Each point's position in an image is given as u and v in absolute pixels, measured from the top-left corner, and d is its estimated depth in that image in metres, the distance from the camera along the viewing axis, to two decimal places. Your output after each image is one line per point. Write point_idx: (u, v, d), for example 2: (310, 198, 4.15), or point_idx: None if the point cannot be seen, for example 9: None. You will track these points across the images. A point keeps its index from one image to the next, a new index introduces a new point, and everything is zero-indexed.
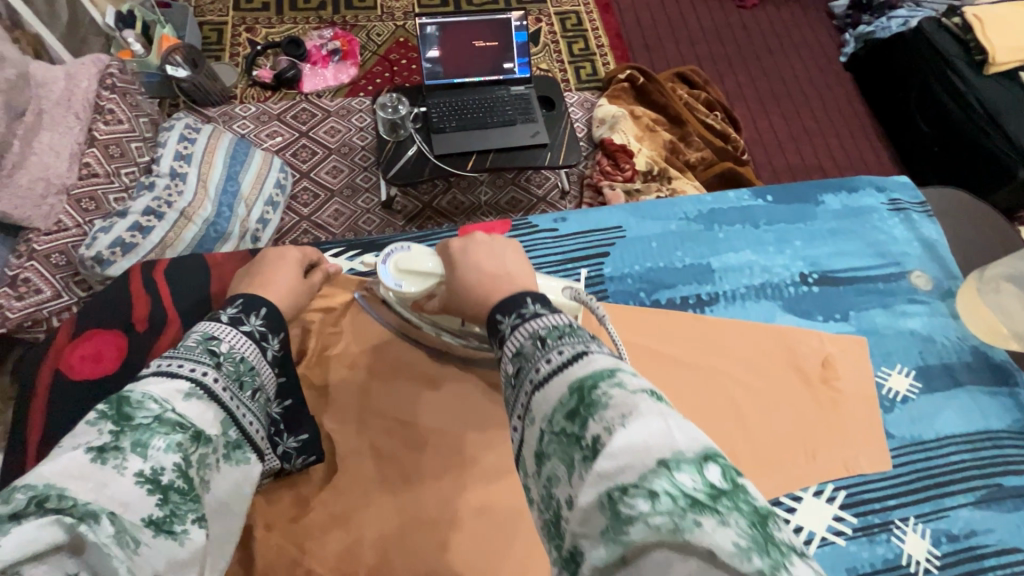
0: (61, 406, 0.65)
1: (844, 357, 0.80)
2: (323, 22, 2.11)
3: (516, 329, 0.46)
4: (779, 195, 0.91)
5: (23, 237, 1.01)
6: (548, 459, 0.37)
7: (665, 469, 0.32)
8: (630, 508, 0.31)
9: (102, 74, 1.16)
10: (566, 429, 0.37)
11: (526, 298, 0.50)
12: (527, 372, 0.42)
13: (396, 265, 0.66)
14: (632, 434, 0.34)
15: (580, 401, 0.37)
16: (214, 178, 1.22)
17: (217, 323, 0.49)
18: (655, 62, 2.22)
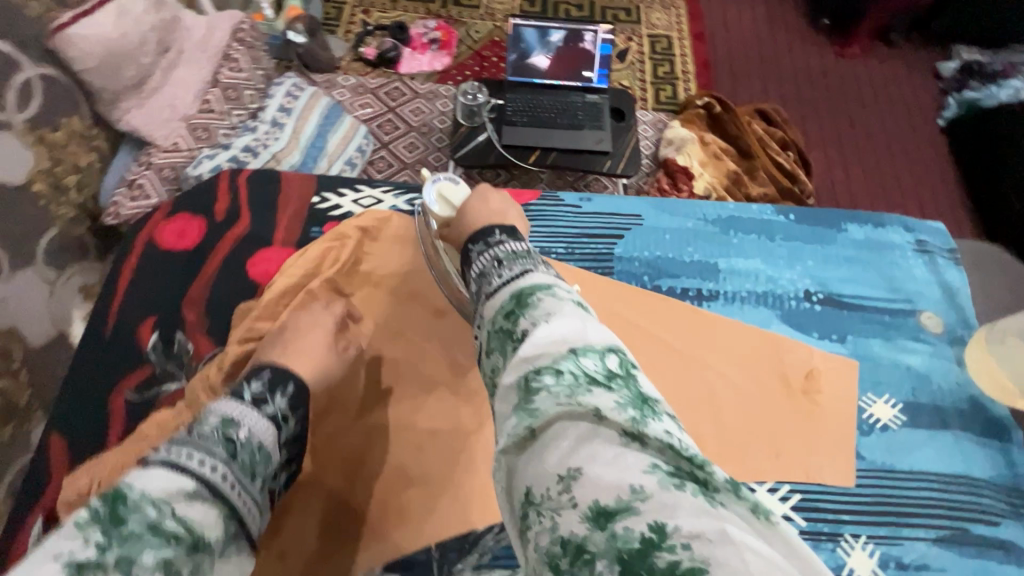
0: (152, 266, 0.83)
1: (830, 374, 0.82)
2: (430, 14, 2.31)
3: (481, 253, 0.61)
4: (802, 216, 0.95)
5: (145, 152, 1.20)
6: (491, 353, 0.50)
7: (571, 354, 0.44)
8: (539, 382, 0.42)
9: (235, 29, 1.38)
10: (507, 325, 0.50)
11: (494, 231, 0.65)
12: (485, 285, 0.57)
13: (439, 190, 0.78)
14: (552, 327, 0.46)
15: (519, 306, 0.51)
16: (306, 131, 1.38)
17: (238, 405, 0.57)
18: (737, 96, 2.24)
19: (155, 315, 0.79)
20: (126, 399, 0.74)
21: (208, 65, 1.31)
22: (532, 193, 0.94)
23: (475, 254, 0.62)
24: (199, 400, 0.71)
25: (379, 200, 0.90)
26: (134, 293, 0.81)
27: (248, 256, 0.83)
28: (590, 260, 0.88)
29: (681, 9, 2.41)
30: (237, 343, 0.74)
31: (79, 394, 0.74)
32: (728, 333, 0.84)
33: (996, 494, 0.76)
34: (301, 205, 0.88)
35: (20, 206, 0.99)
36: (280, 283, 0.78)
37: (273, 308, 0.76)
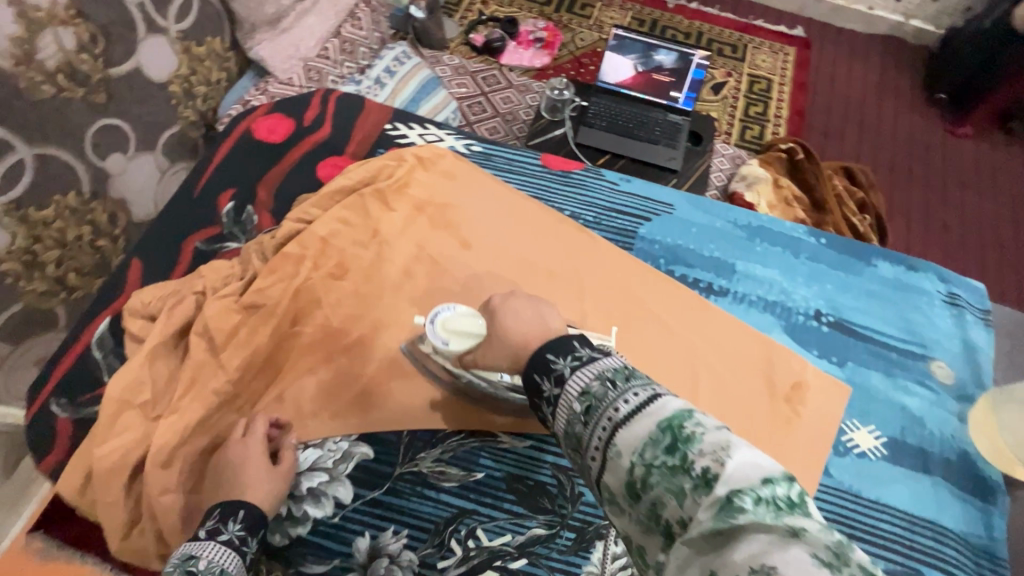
0: (244, 152, 0.97)
1: (818, 389, 0.83)
2: (542, 15, 2.43)
3: (574, 370, 0.53)
4: (834, 242, 0.96)
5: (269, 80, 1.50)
6: (652, 489, 0.43)
7: (769, 483, 0.39)
8: (739, 508, 0.38)
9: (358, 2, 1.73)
10: (665, 463, 0.43)
11: (571, 341, 0.57)
12: (601, 412, 0.49)
13: (443, 325, 0.74)
14: (738, 460, 0.40)
15: (673, 437, 0.43)
16: (402, 93, 1.63)
17: (198, 542, 0.62)
18: (826, 150, 2.20)
19: (234, 188, 0.93)
20: (195, 246, 0.88)
21: (333, 21, 1.65)
22: (577, 165, 1.01)
23: (565, 370, 0.54)
24: (249, 258, 0.83)
25: (441, 139, 1.01)
26: (223, 167, 0.95)
27: (321, 159, 0.96)
28: (614, 233, 0.94)
29: (790, 55, 2.38)
30: (291, 221, 0.86)
31: (160, 233, 0.89)
32: (726, 321, 0.87)
33: (961, 547, 0.74)
34: (374, 130, 1.00)
35: (157, 97, 1.23)
36: (339, 183, 0.90)
37: (327, 202, 0.88)
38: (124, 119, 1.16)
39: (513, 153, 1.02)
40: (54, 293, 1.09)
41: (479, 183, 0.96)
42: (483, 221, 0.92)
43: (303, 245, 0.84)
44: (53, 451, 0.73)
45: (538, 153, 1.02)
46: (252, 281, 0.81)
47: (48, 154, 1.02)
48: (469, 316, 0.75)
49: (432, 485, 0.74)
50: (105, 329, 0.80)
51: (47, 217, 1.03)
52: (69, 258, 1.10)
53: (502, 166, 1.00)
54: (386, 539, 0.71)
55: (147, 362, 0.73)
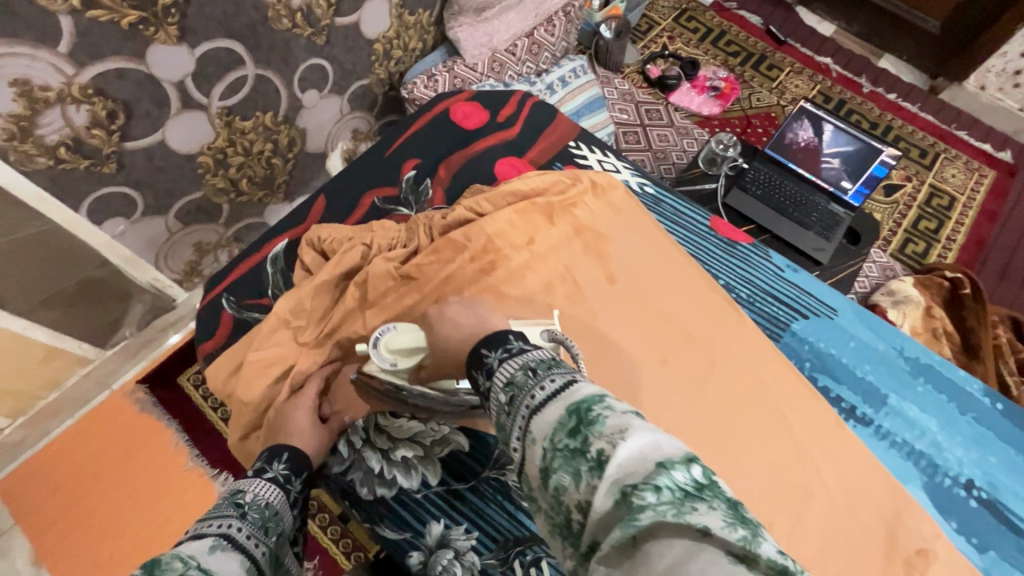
0: (433, 128, 1.03)
1: (946, 566, 0.73)
2: (726, 65, 2.34)
3: (504, 361, 0.54)
4: (1013, 413, 0.84)
5: (455, 61, 1.59)
6: (553, 472, 0.44)
7: (664, 468, 0.39)
8: (639, 499, 0.38)
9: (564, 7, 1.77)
10: (566, 445, 0.43)
11: (508, 336, 0.58)
12: (520, 399, 0.49)
13: (386, 345, 0.69)
14: (631, 443, 0.41)
15: (577, 421, 0.44)
16: (568, 105, 1.72)
17: (246, 480, 0.63)
18: (997, 292, 1.99)
19: (418, 160, 1.00)
20: (373, 201, 0.95)
21: (532, 22, 1.68)
22: (745, 237, 0.97)
23: (495, 361, 0.54)
24: (417, 229, 0.88)
25: (617, 170, 1.01)
26: (414, 137, 1.02)
27: (500, 156, 1.00)
28: (763, 319, 0.90)
29: (987, 178, 2.13)
30: (462, 206, 0.90)
31: (345, 180, 0.97)
32: (854, 458, 0.80)
33: None
34: (556, 144, 1.03)
35: (362, 49, 1.35)
36: (514, 186, 0.92)
37: (499, 199, 0.91)
38: (330, 63, 1.29)
39: (685, 206, 1.00)
40: (227, 193, 1.27)
41: (644, 224, 0.95)
42: (639, 262, 0.91)
43: (466, 233, 0.87)
44: (212, 339, 0.82)
45: (708, 213, 0.99)
46: (414, 253, 0.86)
47: (265, 75, 1.14)
48: (408, 326, 0.71)
49: (513, 499, 0.75)
50: (281, 249, 0.89)
51: (246, 127, 1.18)
52: (248, 166, 1.27)
53: (669, 215, 0.98)
54: (456, 534, 0.72)
55: (312, 294, 0.80)
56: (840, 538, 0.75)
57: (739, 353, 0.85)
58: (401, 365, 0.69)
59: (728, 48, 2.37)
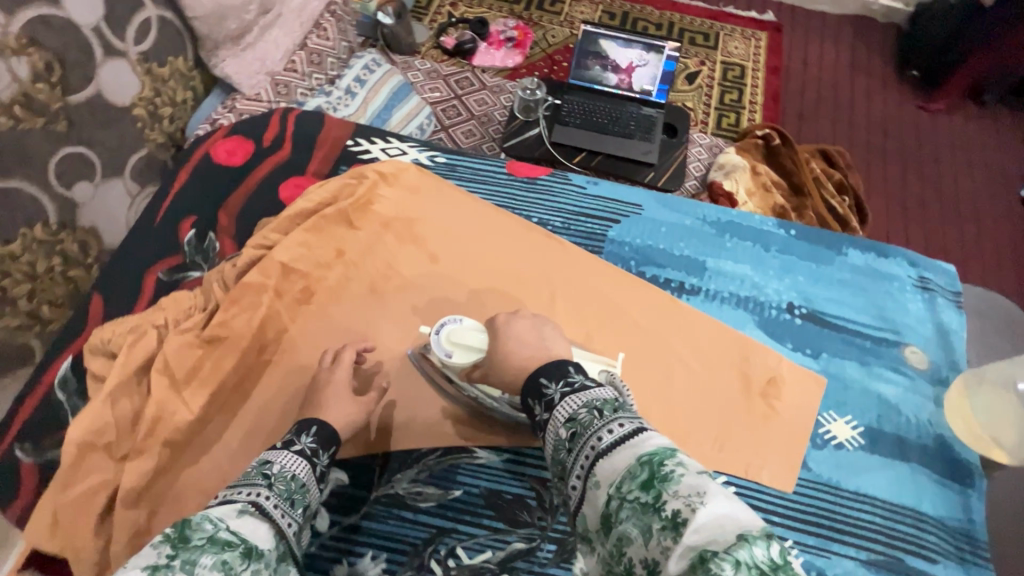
0: (201, 175, 0.94)
1: (794, 384, 0.82)
2: (512, 14, 2.41)
3: (566, 397, 0.60)
4: (804, 233, 0.95)
5: (232, 97, 1.44)
6: (622, 522, 0.48)
7: (744, 541, 0.41)
8: (716, 565, 0.40)
9: (329, 7, 1.70)
10: (638, 497, 0.48)
11: (568, 369, 0.65)
12: (586, 439, 0.54)
13: (447, 336, 0.75)
14: (709, 509, 0.44)
15: (649, 474, 0.48)
16: (375, 103, 1.59)
17: (276, 449, 0.63)
18: (803, 133, 2.24)
19: (195, 215, 0.91)
20: (157, 277, 0.85)
21: (298, 34, 1.61)
22: (542, 170, 1.01)
23: (557, 395, 0.61)
24: (211, 288, 0.81)
25: (404, 152, 0.99)
26: (182, 193, 0.93)
27: (282, 180, 0.94)
28: (582, 237, 0.93)
29: (761, 40, 2.38)
30: (253, 246, 0.83)
31: (121, 267, 0.86)
32: (697, 325, 0.86)
33: (939, 532, 0.75)
34: (335, 147, 0.98)
35: (122, 122, 1.17)
36: (297, 205, 0.87)
37: (287, 225, 0.86)
38: (92, 148, 1.10)
39: (479, 163, 1.01)
40: (28, 329, 1.02)
41: (445, 195, 0.94)
42: (451, 232, 0.91)
43: (265, 271, 0.81)
44: (19, 496, 0.71)
45: (503, 161, 1.01)
46: (216, 311, 0.79)
47: (9, 188, 0.96)
48: (475, 327, 0.76)
49: (408, 506, 0.73)
50: (68, 367, 0.79)
51: (13, 252, 0.97)
52: (40, 290, 1.04)
53: (468, 176, 0.98)
54: (365, 566, 0.70)
55: (110, 402, 0.72)
56: (712, 400, 0.81)
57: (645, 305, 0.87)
58: (460, 358, 0.75)
59: None
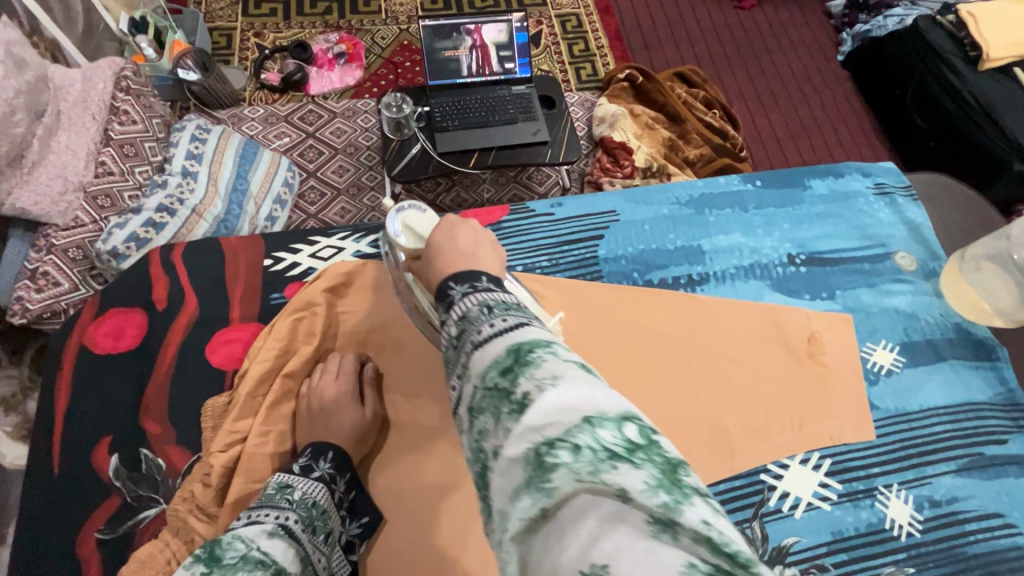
0: (88, 378, 0.70)
1: (830, 333, 0.82)
2: (329, 27, 2.10)
3: (466, 295, 0.47)
4: (768, 180, 0.95)
5: (41, 233, 1.08)
6: (480, 415, 0.38)
7: (588, 425, 0.32)
8: (553, 456, 0.31)
9: (117, 77, 1.25)
10: (498, 385, 0.38)
11: (483, 274, 0.50)
12: (469, 334, 0.43)
13: (402, 218, 0.67)
14: (561, 393, 0.34)
15: (514, 359, 0.38)
16: (224, 177, 1.29)
17: (292, 473, 0.59)
18: (654, 62, 2.24)
19: (110, 435, 0.67)
20: (96, 541, 0.62)
21: (96, 126, 1.17)
22: (501, 208, 0.89)
23: (460, 292, 0.47)
24: (189, 528, 0.60)
25: (340, 247, 0.81)
26: (75, 413, 0.68)
27: (207, 342, 0.72)
28: (577, 267, 0.84)
29: None
30: (223, 447, 0.64)
31: (36, 552, 0.61)
32: (719, 313, 0.83)
33: (998, 412, 0.80)
34: (252, 275, 0.78)
35: None
36: (252, 372, 0.68)
37: (251, 403, 0.67)
38: None
39: None
40: None
41: None
42: None
43: (256, 473, 0.63)
44: None
45: (453, 214, 0.87)
46: None
47: None
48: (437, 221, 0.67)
49: None
50: None
51: None
52: None
53: None
54: None
55: None
56: (765, 382, 0.79)
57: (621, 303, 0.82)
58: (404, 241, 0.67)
59: (315, 11, 2.13)
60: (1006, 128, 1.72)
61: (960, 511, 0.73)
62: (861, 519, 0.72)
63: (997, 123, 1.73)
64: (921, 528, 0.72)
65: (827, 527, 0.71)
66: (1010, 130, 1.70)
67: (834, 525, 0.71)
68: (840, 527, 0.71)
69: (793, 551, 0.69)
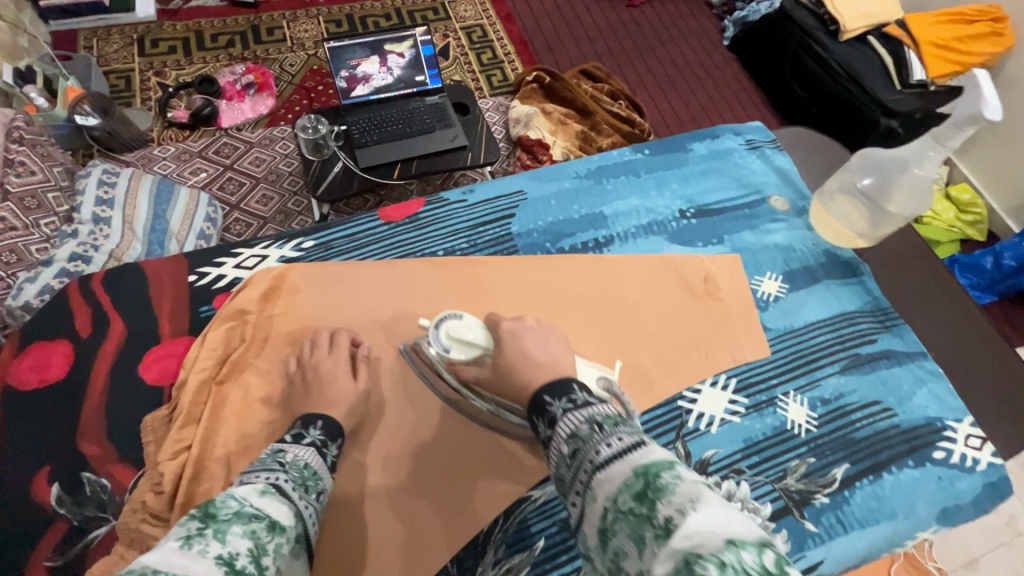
0: (16, 415, 0.69)
1: (721, 272, 0.93)
2: (234, 59, 2.08)
3: (567, 411, 0.52)
4: (655, 148, 1.06)
5: None
6: (616, 536, 0.40)
7: (734, 546, 0.35)
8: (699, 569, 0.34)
9: (9, 128, 1.22)
10: (632, 509, 0.40)
11: (572, 383, 0.56)
12: (585, 454, 0.47)
13: (447, 332, 0.70)
14: (700, 515, 0.37)
15: (646, 485, 0.41)
16: (140, 217, 1.26)
17: (284, 442, 0.60)
18: (560, 62, 2.37)
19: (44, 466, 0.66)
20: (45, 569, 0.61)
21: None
22: (416, 202, 0.94)
23: (559, 409, 0.52)
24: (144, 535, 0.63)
25: (264, 256, 0.84)
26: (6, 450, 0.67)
27: (140, 360, 0.74)
28: (494, 245, 0.91)
29: None
30: (170, 455, 0.67)
31: None
32: (623, 267, 0.91)
33: (868, 317, 0.93)
34: (178, 292, 0.79)
35: None
36: (189, 383, 0.71)
37: (193, 410, 0.70)
38: None
39: (349, 228, 0.89)
40: None
41: (340, 276, 0.83)
42: (372, 305, 0.81)
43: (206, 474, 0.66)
44: None
45: (372, 213, 0.92)
46: None
47: None
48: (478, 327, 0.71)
49: None
50: None
51: None
52: None
53: (348, 246, 0.87)
54: None
55: None
56: (674, 319, 0.88)
57: (521, 268, 0.88)
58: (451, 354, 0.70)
59: (217, 44, 2.10)
60: (866, 89, 1.96)
61: (846, 404, 0.85)
62: (767, 425, 0.82)
63: (861, 86, 1.97)
64: (817, 424, 0.83)
65: (740, 436, 0.81)
66: (872, 88, 1.95)
67: (745, 434, 0.81)
68: (751, 434, 0.81)
69: (713, 461, 0.79)
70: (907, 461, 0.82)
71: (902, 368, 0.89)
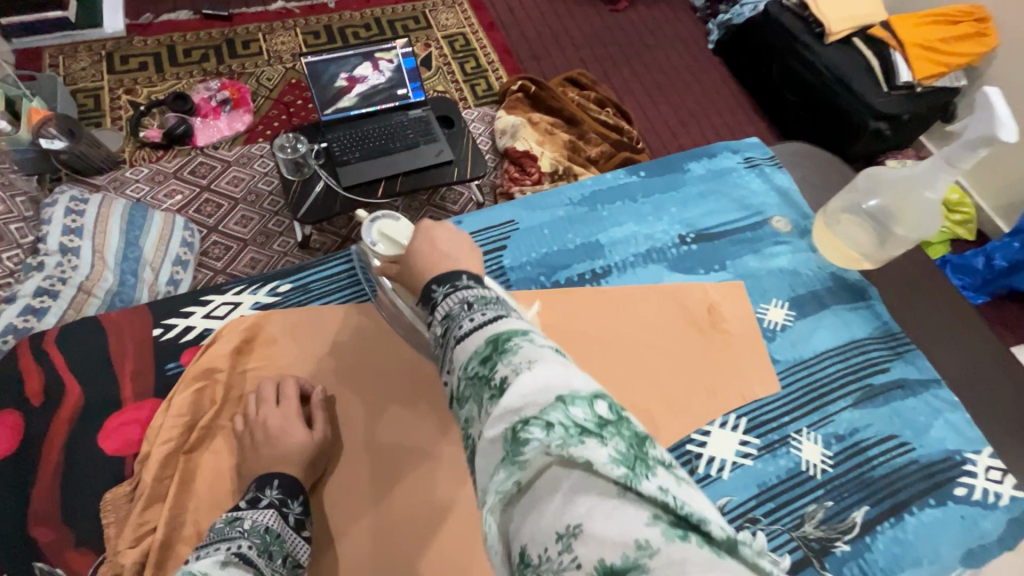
0: None
1: (726, 302, 0.89)
2: (209, 74, 1.99)
3: (447, 296, 0.48)
4: (650, 169, 1.02)
5: None
6: (467, 402, 0.40)
7: (562, 403, 0.34)
8: (527, 432, 0.34)
9: None
10: (480, 374, 0.40)
11: (461, 274, 0.51)
12: (451, 331, 0.45)
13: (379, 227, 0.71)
14: (538, 374, 0.37)
15: (494, 352, 0.40)
16: (111, 246, 1.17)
17: (238, 507, 0.56)
18: (545, 70, 2.32)
19: None
20: None
21: None
22: None
23: (443, 294, 0.48)
24: None
25: (236, 303, 0.78)
26: None
27: (99, 429, 0.67)
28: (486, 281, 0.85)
29: (464, 4, 2.43)
30: (132, 540, 0.60)
31: None
32: (625, 301, 0.86)
33: (879, 344, 0.89)
34: (141, 350, 0.72)
35: None
36: (152, 455, 0.64)
37: (158, 486, 0.63)
38: None
39: (329, 268, 0.83)
40: None
41: (319, 323, 0.77)
42: (354, 355, 0.75)
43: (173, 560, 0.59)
44: None
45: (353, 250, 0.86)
46: None
47: None
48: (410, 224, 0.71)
49: None
50: None
51: None
52: None
53: (328, 288, 0.81)
54: None
55: None
56: (678, 355, 0.83)
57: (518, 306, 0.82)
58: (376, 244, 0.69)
59: (190, 59, 2.01)
60: (855, 92, 1.93)
61: (862, 441, 0.81)
62: (781, 467, 0.77)
63: (849, 89, 1.94)
64: (833, 464, 0.78)
65: (753, 481, 0.76)
66: (859, 91, 1.92)
67: (758, 478, 0.76)
68: (764, 478, 0.76)
69: (726, 511, 0.74)
70: (928, 499, 0.77)
71: (917, 398, 0.85)
